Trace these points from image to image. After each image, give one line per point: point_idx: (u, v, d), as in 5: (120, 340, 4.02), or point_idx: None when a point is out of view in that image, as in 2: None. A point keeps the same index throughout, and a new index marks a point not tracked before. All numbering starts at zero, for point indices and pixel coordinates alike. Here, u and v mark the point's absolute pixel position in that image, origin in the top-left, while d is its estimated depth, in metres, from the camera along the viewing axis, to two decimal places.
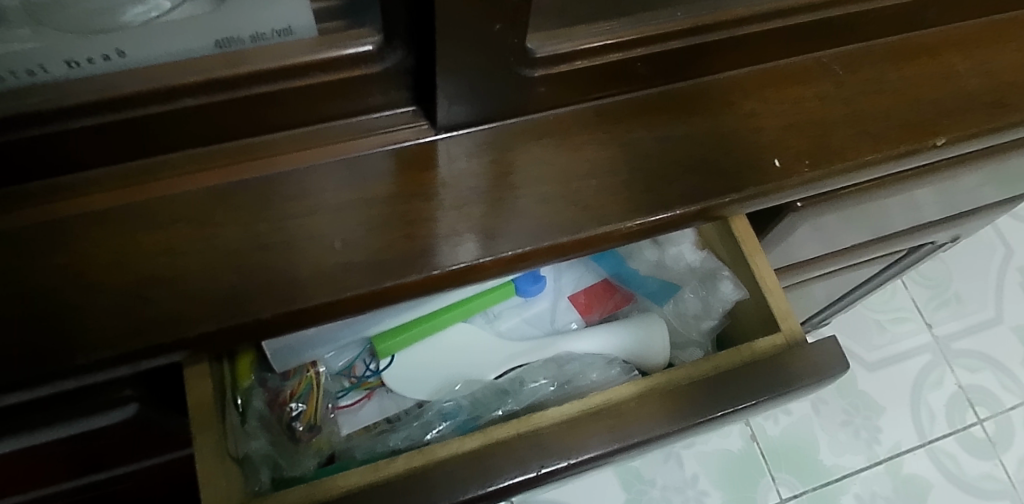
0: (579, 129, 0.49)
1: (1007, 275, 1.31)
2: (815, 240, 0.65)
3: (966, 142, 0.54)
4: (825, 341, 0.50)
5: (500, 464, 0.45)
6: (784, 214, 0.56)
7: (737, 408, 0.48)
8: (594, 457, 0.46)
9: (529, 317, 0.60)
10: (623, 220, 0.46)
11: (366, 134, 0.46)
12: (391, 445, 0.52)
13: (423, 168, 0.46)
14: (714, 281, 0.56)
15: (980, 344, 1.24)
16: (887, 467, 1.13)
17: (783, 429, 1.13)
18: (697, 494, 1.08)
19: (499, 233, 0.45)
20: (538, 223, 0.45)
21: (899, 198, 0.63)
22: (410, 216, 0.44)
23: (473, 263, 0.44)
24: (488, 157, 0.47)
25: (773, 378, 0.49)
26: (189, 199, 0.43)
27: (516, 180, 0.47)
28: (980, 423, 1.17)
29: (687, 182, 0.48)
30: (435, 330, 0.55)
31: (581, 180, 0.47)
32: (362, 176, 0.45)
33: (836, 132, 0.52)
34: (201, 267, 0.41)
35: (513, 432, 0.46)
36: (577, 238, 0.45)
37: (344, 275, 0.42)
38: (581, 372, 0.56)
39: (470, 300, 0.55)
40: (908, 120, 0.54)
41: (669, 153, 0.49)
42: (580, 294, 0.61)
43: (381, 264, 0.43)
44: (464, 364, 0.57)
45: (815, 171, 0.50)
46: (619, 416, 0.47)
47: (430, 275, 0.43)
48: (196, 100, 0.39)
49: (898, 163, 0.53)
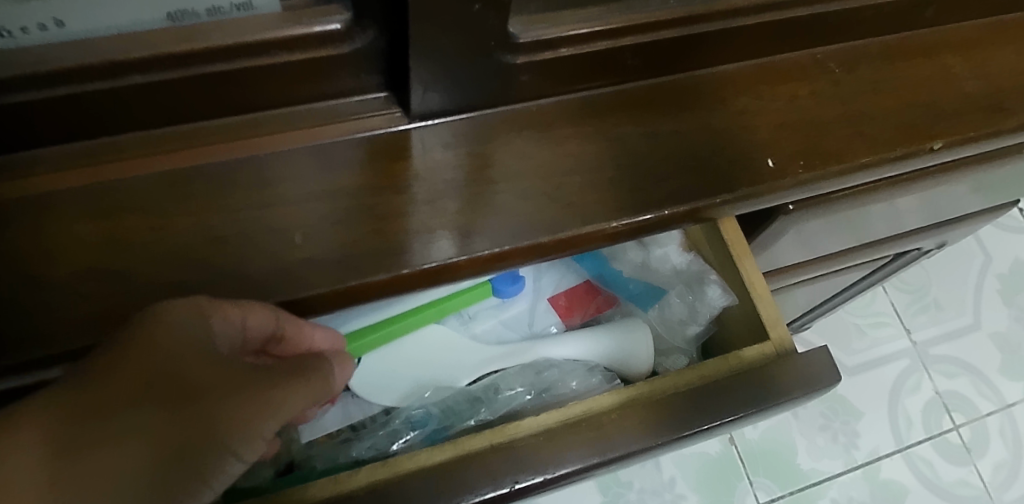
0: (564, 121, 0.46)
1: (986, 281, 1.30)
2: (802, 243, 0.63)
3: (963, 147, 0.52)
4: (816, 350, 0.48)
5: (471, 477, 0.42)
6: (776, 217, 0.54)
7: (724, 421, 0.45)
8: (572, 472, 0.43)
9: (506, 319, 0.57)
10: (606, 220, 0.43)
11: (334, 120, 0.42)
12: (354, 455, 0.48)
13: (395, 158, 0.43)
14: (702, 285, 0.53)
15: (959, 350, 1.23)
16: (864, 472, 1.12)
17: (761, 433, 1.11)
18: (674, 497, 1.06)
19: (475, 230, 0.42)
20: (517, 220, 0.42)
21: (889, 202, 0.60)
22: (381, 209, 0.41)
23: (447, 263, 0.41)
24: (466, 149, 0.44)
25: (762, 390, 0.46)
26: (136, 185, 0.39)
27: (495, 174, 0.43)
28: (956, 429, 1.17)
29: (675, 182, 0.45)
30: (405, 331, 0.52)
31: (564, 176, 0.44)
32: (328, 165, 0.42)
33: (832, 133, 0.50)
34: (146, 259, 0.38)
35: (486, 444, 0.44)
36: (559, 238, 0.42)
37: (307, 272, 0.39)
38: (560, 379, 0.53)
39: (445, 300, 0.52)
40: (904, 122, 0.52)
41: (658, 150, 0.46)
42: (560, 295, 0.59)
43: (347, 261, 0.39)
44: (437, 368, 0.53)
45: (809, 173, 0.48)
46: (600, 427, 0.44)
47: (400, 274, 0.40)
48: (145, 78, 0.36)
49: (894, 166, 0.51)
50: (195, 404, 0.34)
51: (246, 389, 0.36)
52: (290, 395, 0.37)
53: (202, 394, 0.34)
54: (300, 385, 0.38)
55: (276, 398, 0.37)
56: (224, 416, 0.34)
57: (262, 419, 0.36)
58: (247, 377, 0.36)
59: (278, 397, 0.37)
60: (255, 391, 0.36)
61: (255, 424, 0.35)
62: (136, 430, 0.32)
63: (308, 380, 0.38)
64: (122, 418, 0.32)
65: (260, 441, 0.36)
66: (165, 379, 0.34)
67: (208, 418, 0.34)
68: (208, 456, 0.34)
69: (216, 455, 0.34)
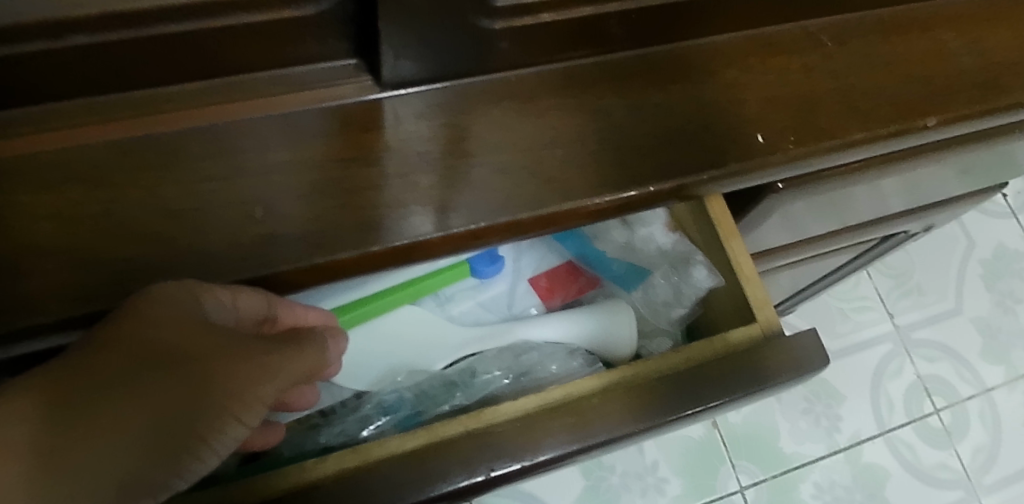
0: (545, 93, 0.44)
1: (969, 266, 1.30)
2: (788, 224, 0.61)
3: (956, 125, 0.51)
4: (804, 333, 0.46)
5: (444, 465, 0.40)
6: (764, 194, 0.52)
7: (710, 406, 0.44)
8: (551, 459, 0.41)
9: (484, 300, 0.55)
10: (588, 197, 0.41)
11: (300, 88, 0.40)
12: (322, 442, 0.46)
13: (365, 129, 0.40)
14: (687, 266, 0.52)
15: (941, 335, 1.23)
16: (846, 456, 1.11)
17: (744, 417, 1.11)
18: (657, 481, 1.05)
19: (449, 206, 0.39)
20: (494, 196, 0.40)
21: (878, 182, 0.59)
22: (349, 183, 0.39)
23: (419, 240, 0.39)
24: (441, 120, 0.41)
25: (750, 374, 0.45)
26: (84, 155, 0.37)
27: (471, 147, 0.41)
28: (937, 413, 1.17)
29: (661, 157, 0.43)
30: (379, 313, 0.49)
31: (545, 150, 0.42)
32: (293, 136, 0.39)
33: (824, 109, 0.48)
34: (95, 235, 0.35)
35: (462, 430, 0.42)
36: (537, 215, 0.40)
37: (270, 250, 0.36)
38: (539, 363, 0.51)
39: (421, 280, 0.50)
40: (898, 98, 0.50)
41: (643, 123, 0.44)
42: (541, 276, 0.57)
43: (312, 238, 0.37)
44: (411, 350, 0.51)
45: (800, 150, 0.46)
46: (580, 413, 0.42)
47: (370, 252, 0.38)
48: (91, 39, 0.33)
49: (887, 143, 0.49)
50: (191, 373, 0.32)
51: (243, 355, 0.34)
52: (285, 361, 0.36)
53: (199, 360, 0.33)
54: (297, 352, 0.37)
55: (273, 364, 0.35)
56: (222, 382, 0.33)
57: (259, 383, 0.34)
58: (245, 342, 0.35)
59: (275, 362, 0.36)
60: (251, 357, 0.35)
61: (253, 390, 0.34)
62: (130, 401, 0.31)
63: (306, 347, 0.37)
64: (116, 392, 0.31)
65: (260, 408, 0.35)
66: (159, 351, 0.32)
67: (205, 384, 0.32)
68: (207, 423, 0.32)
69: (214, 422, 0.32)
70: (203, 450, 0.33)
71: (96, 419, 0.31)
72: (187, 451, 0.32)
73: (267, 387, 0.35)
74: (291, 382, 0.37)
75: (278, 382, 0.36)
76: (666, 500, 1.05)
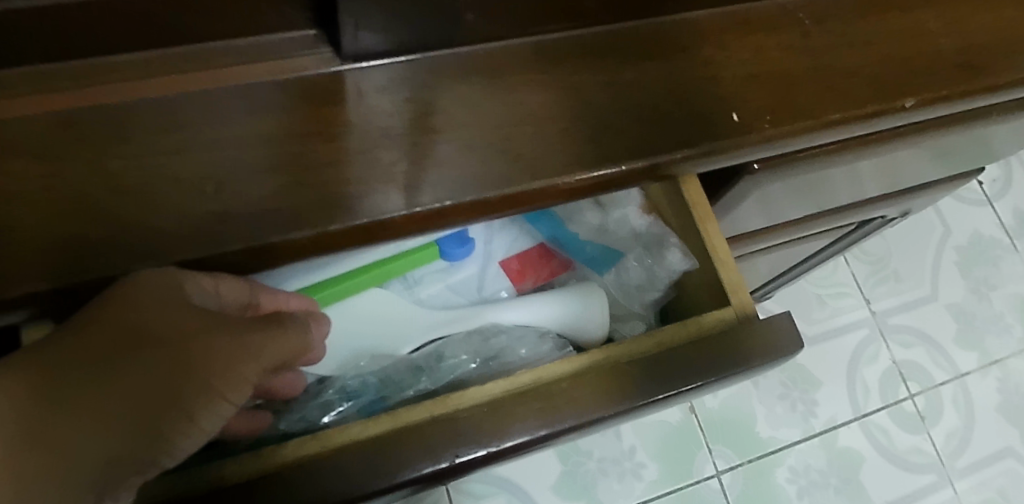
0: (515, 67, 0.42)
1: (945, 253, 1.31)
2: (763, 207, 0.60)
3: (934, 106, 0.50)
4: (778, 317, 0.45)
5: (407, 452, 0.39)
6: (740, 176, 0.51)
7: (682, 390, 0.43)
8: (519, 446, 0.40)
9: (454, 283, 0.53)
10: (559, 175, 0.40)
11: (256, 60, 0.38)
12: (282, 428, 0.44)
13: (325, 103, 0.39)
14: (662, 248, 0.51)
15: (916, 320, 1.24)
16: (821, 440, 1.12)
17: (721, 402, 1.11)
18: (634, 466, 1.05)
19: (412, 185, 0.38)
20: (460, 174, 0.39)
21: (855, 165, 0.58)
22: (308, 159, 0.37)
23: (380, 219, 0.37)
24: (405, 95, 0.40)
25: (723, 357, 0.44)
26: (25, 127, 0.35)
27: (437, 123, 0.39)
28: (911, 398, 1.17)
29: (634, 135, 0.42)
30: (343, 296, 0.48)
31: (514, 126, 0.40)
32: (248, 109, 0.37)
33: (801, 88, 0.47)
34: (35, 210, 0.34)
35: (427, 415, 0.41)
36: (505, 194, 0.39)
37: (222, 229, 0.35)
38: (509, 347, 0.50)
39: (388, 262, 0.48)
40: (876, 78, 0.49)
41: (616, 100, 0.43)
42: (513, 259, 0.55)
43: (267, 217, 0.35)
44: (377, 335, 0.49)
45: (776, 129, 0.45)
46: (550, 398, 0.41)
47: (328, 231, 0.36)
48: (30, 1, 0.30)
49: (864, 124, 0.48)
50: (176, 353, 0.33)
51: (227, 335, 0.35)
52: (272, 343, 0.36)
53: (185, 342, 0.34)
54: (283, 332, 0.37)
55: (259, 345, 0.36)
56: (207, 360, 0.34)
57: (244, 363, 0.35)
58: (231, 323, 0.35)
59: (261, 342, 0.36)
60: (236, 336, 0.35)
61: (236, 370, 0.34)
62: (118, 381, 0.32)
63: (293, 328, 0.37)
64: (103, 373, 0.32)
65: (244, 389, 0.35)
66: (146, 334, 0.33)
67: (190, 365, 0.33)
68: (191, 403, 0.33)
69: (198, 402, 0.33)
70: (185, 431, 0.33)
71: (86, 396, 0.32)
72: (171, 431, 0.33)
73: (252, 368, 0.35)
74: (279, 362, 0.37)
75: (262, 363, 0.36)
76: (642, 485, 1.04)
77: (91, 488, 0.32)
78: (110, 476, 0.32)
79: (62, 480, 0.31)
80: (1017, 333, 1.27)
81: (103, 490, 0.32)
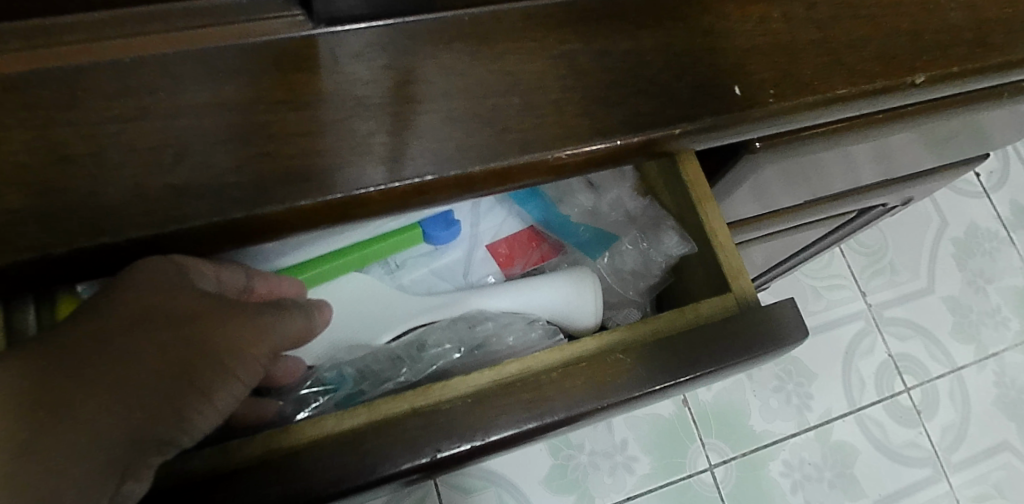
0: (502, 35, 0.39)
1: (942, 245, 1.28)
2: (763, 191, 0.57)
3: (945, 83, 0.47)
4: (779, 304, 0.43)
5: (383, 447, 0.36)
6: (741, 155, 0.49)
7: (680, 381, 0.40)
8: (505, 439, 0.37)
9: (438, 268, 0.51)
10: (549, 149, 0.37)
11: (218, 21, 0.34)
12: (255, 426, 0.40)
13: (295, 69, 0.35)
14: (658, 231, 0.49)
15: (913, 313, 1.21)
16: (817, 434, 1.10)
17: (715, 395, 1.08)
18: (625, 459, 1.03)
19: (388, 158, 0.35)
20: (441, 148, 0.36)
21: (859, 147, 0.55)
22: (275, 129, 0.34)
23: (353, 196, 0.34)
24: (384, 63, 0.37)
25: (723, 345, 0.41)
26: None
27: (417, 93, 0.36)
28: (907, 392, 1.15)
29: (629, 108, 0.39)
30: (323, 281, 0.45)
31: (500, 97, 0.37)
32: (210, 74, 0.34)
33: (808, 61, 0.44)
34: None
35: (407, 408, 0.38)
36: (491, 168, 0.36)
37: (180, 203, 0.32)
38: (495, 335, 0.47)
39: (367, 246, 0.46)
40: (886, 51, 0.46)
41: (611, 71, 0.40)
42: (500, 243, 0.53)
43: (230, 191, 0.33)
44: (355, 323, 0.47)
45: (779, 105, 0.42)
46: (538, 388, 0.39)
47: (296, 208, 0.33)
48: None
49: (872, 101, 0.45)
50: (190, 331, 0.33)
51: (239, 314, 0.34)
52: (281, 324, 0.36)
53: (200, 319, 0.33)
54: (291, 315, 0.37)
55: (269, 325, 0.35)
56: (222, 337, 0.33)
57: (257, 341, 0.34)
58: (239, 304, 0.35)
59: (270, 322, 0.36)
60: (247, 314, 0.35)
61: (250, 348, 0.34)
62: (140, 353, 0.31)
63: (299, 312, 0.37)
64: (116, 352, 0.31)
65: (256, 369, 0.35)
66: (157, 313, 0.32)
67: (209, 338, 0.33)
68: (208, 380, 0.33)
69: (216, 377, 0.33)
70: (201, 411, 0.32)
71: (102, 375, 0.30)
72: (188, 409, 0.32)
73: (264, 347, 0.35)
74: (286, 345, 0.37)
75: (273, 342, 0.36)
76: (635, 479, 1.02)
77: (108, 475, 0.30)
78: (125, 461, 0.30)
79: (83, 459, 0.29)
80: (1014, 327, 1.25)
81: (118, 478, 0.30)
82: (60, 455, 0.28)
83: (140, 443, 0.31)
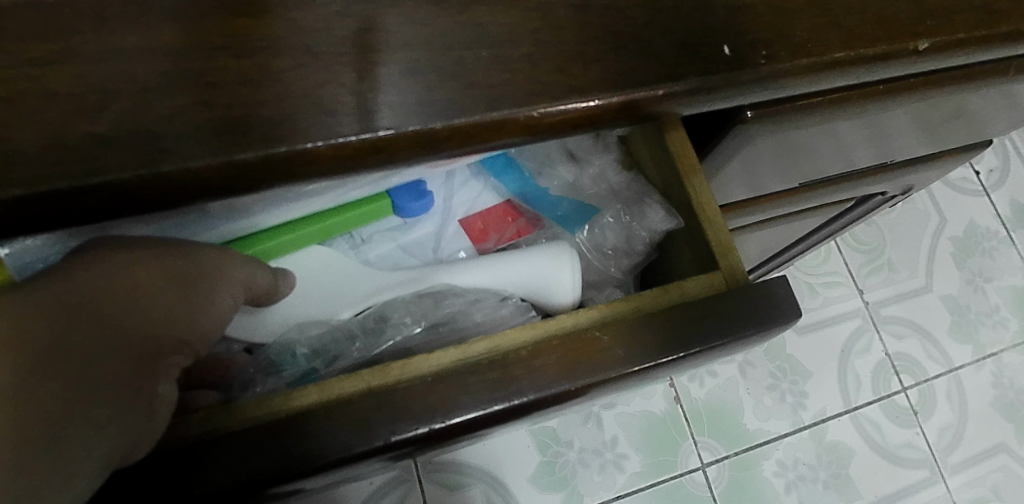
0: None
1: (940, 243, 1.25)
2: (753, 171, 0.55)
3: (951, 51, 0.43)
4: (769, 283, 0.40)
5: (335, 430, 0.34)
6: (733, 124, 0.46)
7: (661, 362, 0.37)
8: (469, 422, 0.34)
9: (406, 243, 0.48)
10: (520, 107, 0.34)
11: None
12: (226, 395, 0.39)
13: (239, 13, 0.32)
14: (641, 206, 0.48)
15: (910, 311, 1.18)
16: (811, 433, 1.07)
17: (707, 392, 1.06)
18: (615, 457, 1.00)
19: (338, 112, 0.32)
20: (398, 102, 0.33)
21: (855, 124, 0.52)
22: (214, 76, 0.31)
23: (300, 151, 0.31)
24: (338, 9, 0.33)
25: (708, 325, 0.38)
26: None
27: (374, 42, 0.33)
28: (903, 391, 1.13)
29: (607, 66, 0.36)
30: (282, 253, 0.42)
31: (467, 50, 0.34)
32: (143, 13, 0.31)
33: (803, 21, 0.40)
34: None
35: (363, 387, 0.35)
36: (454, 126, 0.33)
37: (105, 154, 0.29)
38: (462, 311, 0.44)
39: (331, 216, 0.43)
40: (889, 13, 0.42)
41: (589, 26, 0.36)
42: (474, 218, 0.50)
43: (161, 140, 0.30)
44: (318, 296, 0.44)
45: (772, 65, 0.39)
46: (506, 368, 0.36)
47: (237, 162, 0.30)
48: None
49: (871, 68, 0.42)
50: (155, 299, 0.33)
51: (198, 256, 0.36)
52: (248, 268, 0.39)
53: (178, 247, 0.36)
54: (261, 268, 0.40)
55: (225, 281, 0.37)
56: (174, 313, 0.34)
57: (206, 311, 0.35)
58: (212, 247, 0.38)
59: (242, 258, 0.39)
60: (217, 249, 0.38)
61: (209, 289, 0.36)
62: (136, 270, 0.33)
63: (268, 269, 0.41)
64: (99, 315, 0.30)
65: (212, 325, 0.36)
66: (125, 275, 0.32)
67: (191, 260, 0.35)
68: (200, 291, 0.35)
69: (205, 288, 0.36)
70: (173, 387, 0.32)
71: (91, 321, 0.30)
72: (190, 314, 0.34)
73: (209, 318, 0.36)
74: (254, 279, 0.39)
75: (224, 308, 0.37)
76: (624, 477, 0.99)
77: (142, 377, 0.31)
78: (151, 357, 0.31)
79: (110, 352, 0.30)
80: (1014, 327, 1.22)
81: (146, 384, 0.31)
82: (72, 463, 0.27)
83: (135, 421, 0.31)
